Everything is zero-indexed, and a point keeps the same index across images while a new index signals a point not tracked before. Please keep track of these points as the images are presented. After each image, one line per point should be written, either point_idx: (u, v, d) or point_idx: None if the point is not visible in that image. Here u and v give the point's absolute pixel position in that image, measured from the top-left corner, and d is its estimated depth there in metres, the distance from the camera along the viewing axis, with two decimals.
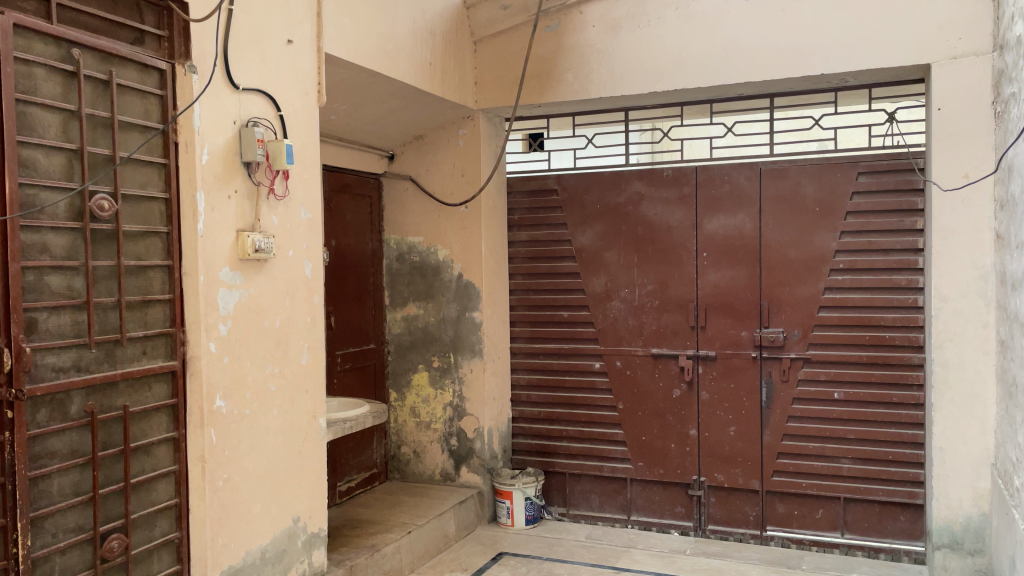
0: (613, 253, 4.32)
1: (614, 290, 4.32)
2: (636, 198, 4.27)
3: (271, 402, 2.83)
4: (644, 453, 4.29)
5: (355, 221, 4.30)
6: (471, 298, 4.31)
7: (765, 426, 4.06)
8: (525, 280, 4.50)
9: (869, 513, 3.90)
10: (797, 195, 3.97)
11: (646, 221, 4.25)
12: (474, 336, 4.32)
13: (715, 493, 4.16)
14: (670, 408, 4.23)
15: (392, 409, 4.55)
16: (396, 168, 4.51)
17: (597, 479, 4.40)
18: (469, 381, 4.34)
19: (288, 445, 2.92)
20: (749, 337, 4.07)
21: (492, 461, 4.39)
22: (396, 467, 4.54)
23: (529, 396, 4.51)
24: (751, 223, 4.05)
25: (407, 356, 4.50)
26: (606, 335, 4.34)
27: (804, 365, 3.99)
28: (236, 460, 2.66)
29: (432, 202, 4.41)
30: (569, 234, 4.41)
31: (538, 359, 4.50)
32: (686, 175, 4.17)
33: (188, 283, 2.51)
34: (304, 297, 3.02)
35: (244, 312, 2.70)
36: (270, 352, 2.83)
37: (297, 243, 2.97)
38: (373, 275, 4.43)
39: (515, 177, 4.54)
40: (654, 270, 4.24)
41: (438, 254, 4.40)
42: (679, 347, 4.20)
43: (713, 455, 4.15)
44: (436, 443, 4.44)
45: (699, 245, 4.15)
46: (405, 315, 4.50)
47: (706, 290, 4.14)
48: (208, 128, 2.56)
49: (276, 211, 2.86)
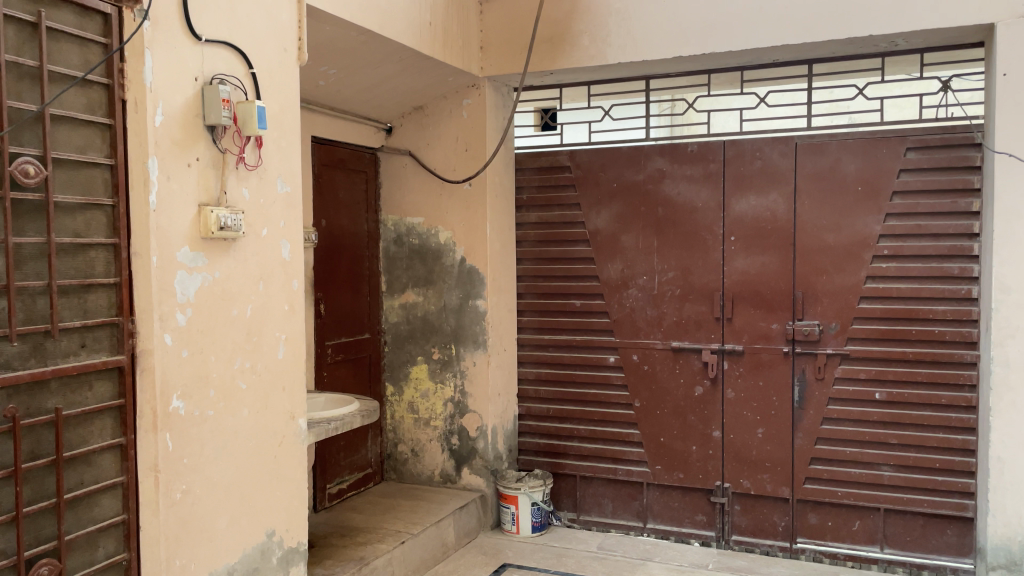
0: (631, 236, 3.93)
1: (631, 277, 3.94)
2: (657, 175, 3.88)
3: (241, 402, 2.48)
4: (663, 455, 3.91)
5: (349, 199, 3.93)
6: (474, 285, 3.95)
7: (797, 429, 3.68)
8: (533, 266, 4.13)
9: (911, 527, 3.52)
10: (837, 173, 3.57)
11: (668, 201, 3.86)
12: (477, 326, 3.95)
13: (740, 501, 3.79)
14: (692, 407, 3.85)
15: (388, 404, 4.20)
16: (395, 142, 4.14)
17: (611, 483, 4.04)
18: (472, 376, 3.98)
19: (261, 450, 2.57)
20: (780, 330, 3.69)
21: (496, 462, 4.03)
22: (393, 467, 4.19)
23: (538, 392, 4.15)
24: (785, 204, 3.66)
25: (404, 348, 4.14)
26: (621, 326, 3.96)
27: (841, 362, 3.61)
28: (197, 469, 2.32)
29: (433, 179, 4.04)
30: (582, 215, 4.03)
31: (548, 351, 4.13)
32: (712, 151, 3.77)
33: (138, 264, 2.16)
34: (282, 282, 2.66)
35: (207, 299, 2.35)
36: (240, 345, 2.48)
37: (273, 221, 2.61)
38: (368, 258, 4.07)
39: (523, 153, 4.15)
40: (676, 256, 3.85)
41: (439, 236, 4.03)
42: (703, 340, 3.81)
43: (738, 459, 3.78)
44: (436, 441, 4.09)
45: (726, 229, 3.76)
46: (403, 302, 4.14)
47: (733, 278, 3.75)
48: (162, 83, 2.20)
49: (248, 183, 2.50)
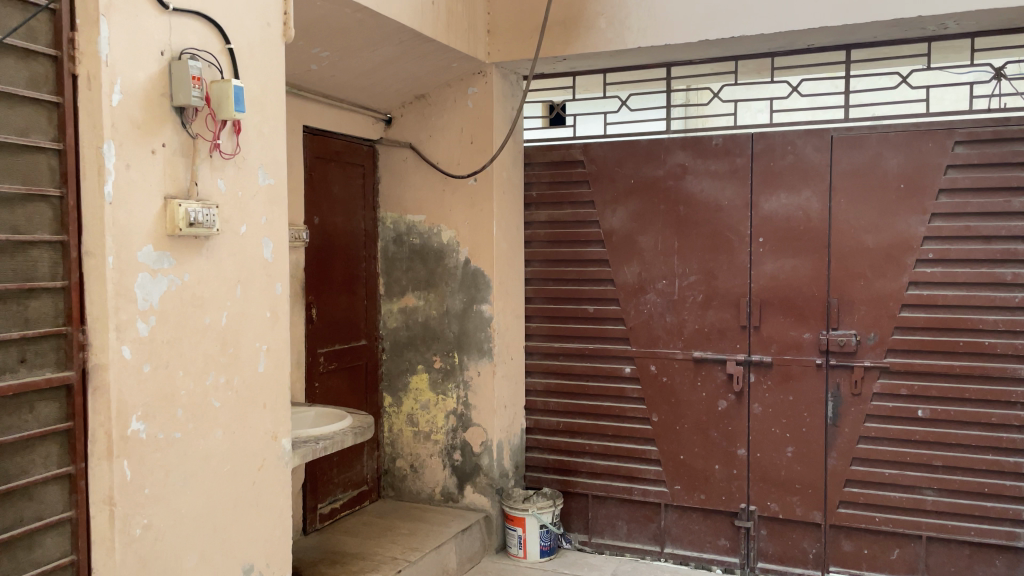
0: (649, 237, 3.63)
1: (649, 281, 3.64)
2: (678, 171, 3.57)
3: (214, 422, 2.19)
4: (683, 475, 3.61)
5: (344, 195, 3.63)
6: (479, 288, 3.65)
7: (830, 448, 3.37)
8: (543, 268, 3.83)
9: (956, 557, 3.21)
10: (876, 169, 3.26)
11: (690, 198, 3.56)
12: (482, 333, 3.66)
13: (767, 525, 3.49)
14: (714, 423, 3.55)
15: (386, 416, 3.90)
16: (395, 134, 3.84)
17: (626, 504, 3.73)
18: (476, 387, 3.68)
19: (238, 476, 2.27)
20: (813, 340, 3.38)
21: (502, 480, 3.73)
22: (390, 483, 3.89)
23: (547, 404, 3.85)
24: (819, 203, 3.35)
25: (403, 356, 3.84)
26: (638, 335, 3.66)
27: (880, 376, 3.30)
28: (161, 500, 2.03)
29: (435, 174, 3.74)
30: (596, 214, 3.72)
31: (558, 361, 3.83)
32: (739, 144, 3.46)
33: (91, 265, 1.87)
34: (264, 286, 2.36)
35: (174, 305, 2.05)
36: (213, 358, 2.18)
37: (254, 217, 2.31)
38: (365, 259, 3.77)
39: (533, 146, 3.85)
40: (699, 258, 3.55)
41: (442, 235, 3.74)
42: (728, 350, 3.51)
43: (765, 480, 3.47)
44: (437, 457, 3.78)
45: (754, 229, 3.45)
46: (402, 307, 3.84)
47: (762, 283, 3.45)
48: (123, 56, 1.90)
49: (224, 174, 2.20)
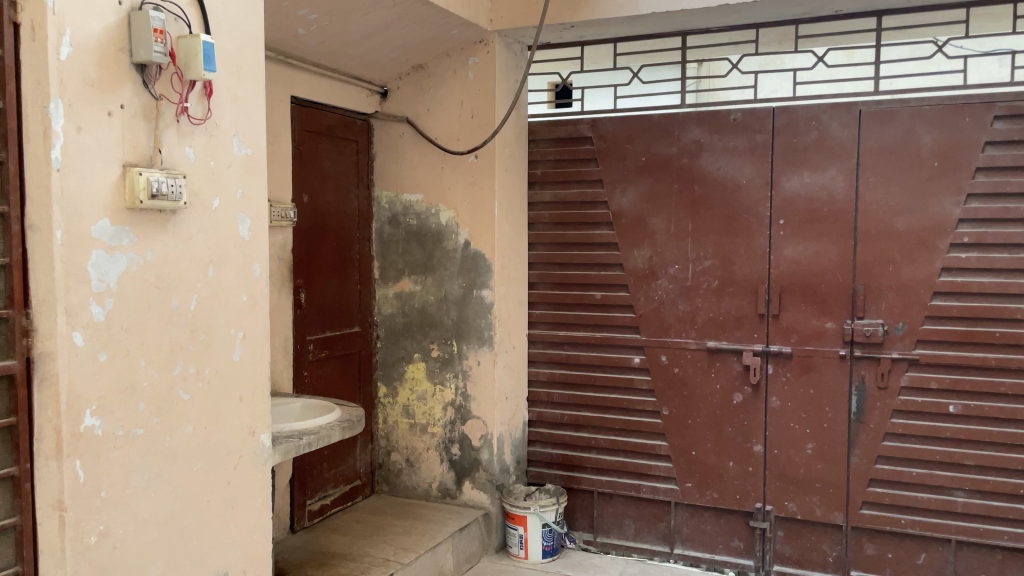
0: (661, 218, 3.40)
1: (661, 266, 3.41)
2: (693, 148, 3.34)
3: (182, 417, 1.97)
4: (694, 472, 3.39)
5: (336, 172, 3.40)
6: (479, 273, 3.43)
7: (853, 446, 3.15)
8: (548, 251, 3.60)
9: (988, 563, 2.99)
10: (908, 146, 3.03)
11: (705, 177, 3.32)
12: (482, 320, 3.44)
13: (784, 526, 3.27)
14: (729, 417, 3.33)
15: (380, 407, 3.69)
16: (391, 107, 3.61)
17: (633, 502, 3.52)
18: (476, 377, 3.46)
19: (210, 476, 2.06)
20: (836, 330, 3.16)
21: (503, 476, 3.52)
22: (385, 478, 3.69)
23: (550, 395, 3.63)
24: (845, 182, 3.12)
25: (399, 343, 3.63)
26: (648, 323, 3.44)
27: (909, 368, 3.07)
28: (121, 504, 1.82)
29: (434, 151, 3.51)
30: (604, 193, 3.49)
31: (563, 350, 3.61)
32: (759, 119, 3.23)
33: (36, 240, 1.66)
34: (241, 267, 2.14)
35: (135, 287, 1.83)
36: (181, 345, 1.96)
37: (228, 190, 2.09)
38: (358, 241, 3.55)
39: (538, 121, 3.61)
40: (714, 242, 3.32)
41: (440, 216, 3.51)
42: (744, 340, 3.29)
43: (783, 479, 3.25)
44: (434, 451, 3.57)
45: (774, 211, 3.22)
46: (398, 291, 3.62)
47: (781, 268, 3.22)
48: (72, 4, 1.68)
49: (193, 141, 1.98)
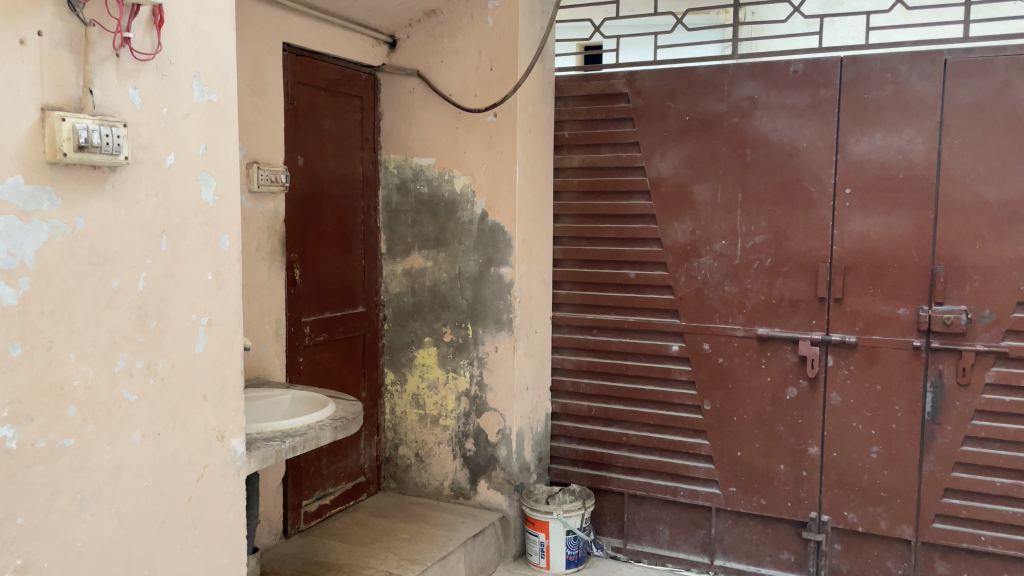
0: (706, 187, 2.98)
1: (705, 241, 2.99)
2: (745, 105, 2.90)
3: (128, 422, 1.61)
4: (739, 475, 3.00)
5: (337, 132, 3.01)
6: (498, 247, 3.04)
7: (926, 451, 2.73)
8: (575, 224, 3.19)
9: None
10: (1003, 102, 2.56)
11: (759, 139, 2.89)
12: (501, 301, 3.05)
13: (842, 539, 2.87)
14: (781, 415, 2.92)
15: (387, 396, 3.32)
16: (401, 59, 3.20)
17: (669, 506, 3.13)
18: (494, 365, 3.08)
19: (165, 492, 1.70)
20: (909, 317, 2.72)
21: (523, 475, 3.14)
22: (392, 474, 3.33)
23: (577, 385, 3.24)
24: (925, 145, 2.67)
25: (408, 326, 3.25)
26: (689, 306, 3.03)
27: (995, 363, 2.64)
28: (45, 532, 1.46)
29: (448, 108, 3.10)
30: (641, 158, 3.07)
31: (592, 335, 3.21)
32: (824, 71, 2.79)
33: None
34: (206, 239, 1.76)
35: (60, 263, 1.47)
36: (126, 335, 1.59)
37: (187, 144, 1.71)
38: (363, 211, 3.17)
39: (566, 76, 3.19)
40: (768, 214, 2.89)
41: (455, 183, 3.11)
42: (800, 327, 2.87)
43: (842, 486, 2.85)
44: (447, 446, 3.21)
45: (839, 178, 2.79)
46: (407, 268, 3.24)
47: (846, 245, 2.79)
48: None
49: (139, 82, 1.60)
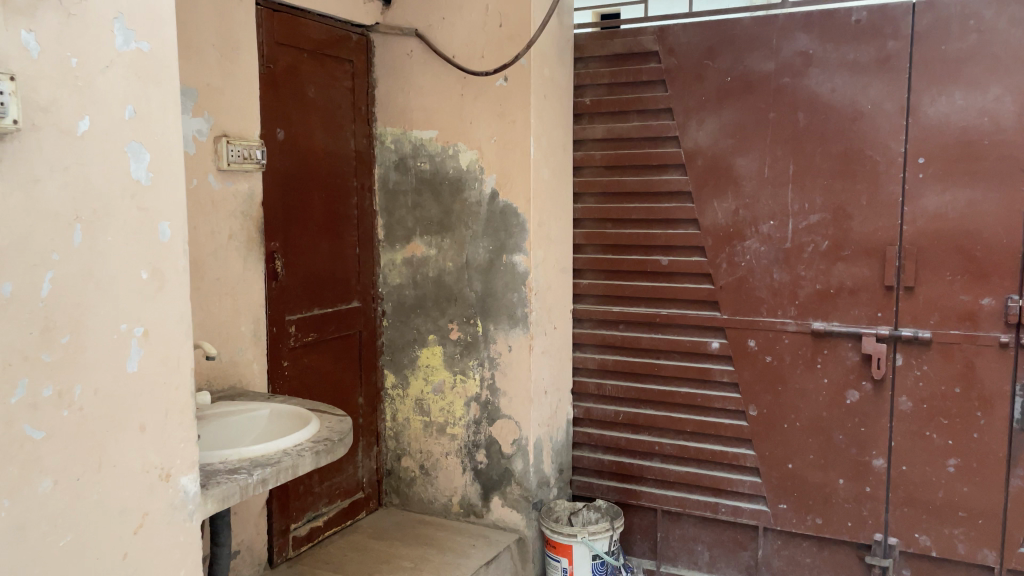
0: (751, 159, 2.57)
1: (749, 222, 2.59)
2: (797, 62, 2.49)
3: (35, 466, 1.24)
4: (791, 490, 2.61)
5: (325, 101, 2.62)
6: (510, 232, 2.65)
7: (1013, 464, 2.33)
8: (599, 205, 2.80)
9: None
10: None
11: (814, 102, 2.48)
12: (515, 293, 2.66)
13: (912, 565, 2.48)
14: (839, 422, 2.53)
15: (387, 401, 2.95)
16: (398, 18, 2.79)
17: (708, 524, 2.75)
18: (507, 367, 2.71)
19: (91, 552, 1.33)
20: (995, 309, 2.31)
21: (542, 490, 2.77)
22: (394, 488, 2.97)
23: (602, 388, 2.86)
24: (1015, 105, 2.24)
25: (409, 322, 2.87)
26: (731, 297, 2.63)
27: None
28: None
29: (451, 73, 2.70)
30: (674, 127, 2.66)
31: (618, 330, 2.82)
32: (892, 19, 2.36)
33: None
34: (138, 228, 1.38)
35: None
36: (27, 355, 1.22)
37: (107, 106, 1.32)
38: (356, 192, 2.78)
39: (586, 34, 2.78)
40: (825, 189, 2.49)
41: (460, 159, 2.72)
42: (863, 321, 2.47)
43: (912, 504, 2.46)
44: (455, 457, 2.84)
45: (910, 145, 2.37)
46: (408, 257, 2.85)
47: (919, 224, 2.38)
48: None
49: (37, 23, 1.22)
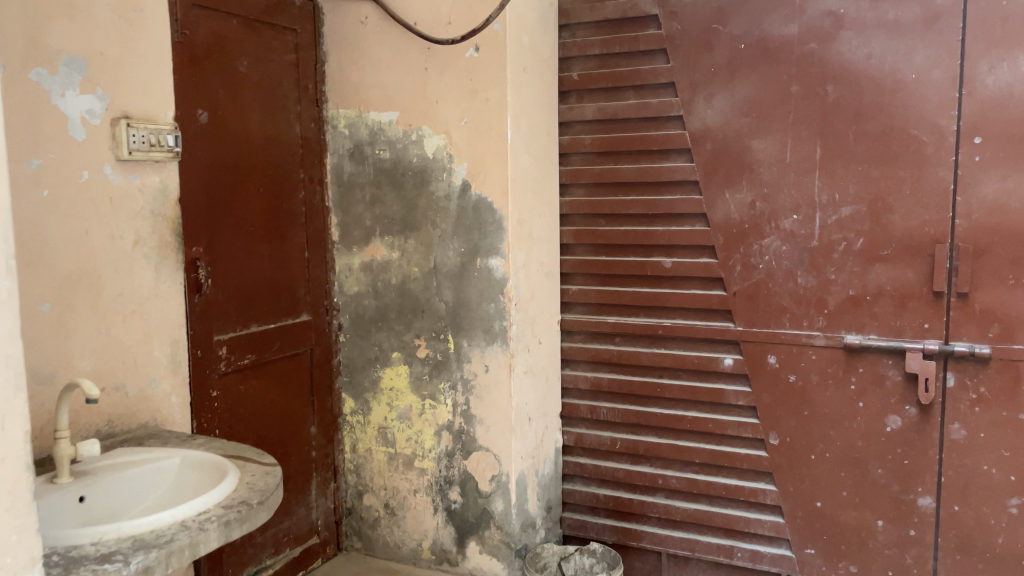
0: (770, 141, 2.16)
1: (768, 217, 2.18)
2: (826, 24, 2.07)
3: None
4: (819, 533, 2.21)
5: (262, 78, 2.19)
6: (484, 232, 2.23)
7: None
8: (590, 198, 2.39)
9: None
10: None
11: (846, 71, 2.07)
12: (491, 303, 2.25)
13: None
14: (878, 453, 2.13)
15: (347, 428, 2.54)
16: None
17: (721, 570, 2.35)
18: (483, 391, 2.30)
19: None
20: None
21: (526, 534, 2.36)
22: (356, 530, 2.56)
23: (595, 411, 2.45)
24: None
25: (370, 338, 2.47)
26: (747, 305, 2.23)
27: None
28: None
29: (413, 42, 2.28)
30: (678, 105, 2.25)
31: (614, 344, 2.41)
32: None
33: None
34: None
35: None
36: None
37: None
38: (304, 186, 2.36)
39: None
40: (859, 177, 2.08)
41: (425, 145, 2.30)
42: (906, 334, 2.06)
43: (966, 552, 2.05)
44: (424, 495, 2.43)
45: (964, 122, 1.96)
46: (366, 261, 2.44)
47: (974, 218, 1.97)
48: None
49: None
